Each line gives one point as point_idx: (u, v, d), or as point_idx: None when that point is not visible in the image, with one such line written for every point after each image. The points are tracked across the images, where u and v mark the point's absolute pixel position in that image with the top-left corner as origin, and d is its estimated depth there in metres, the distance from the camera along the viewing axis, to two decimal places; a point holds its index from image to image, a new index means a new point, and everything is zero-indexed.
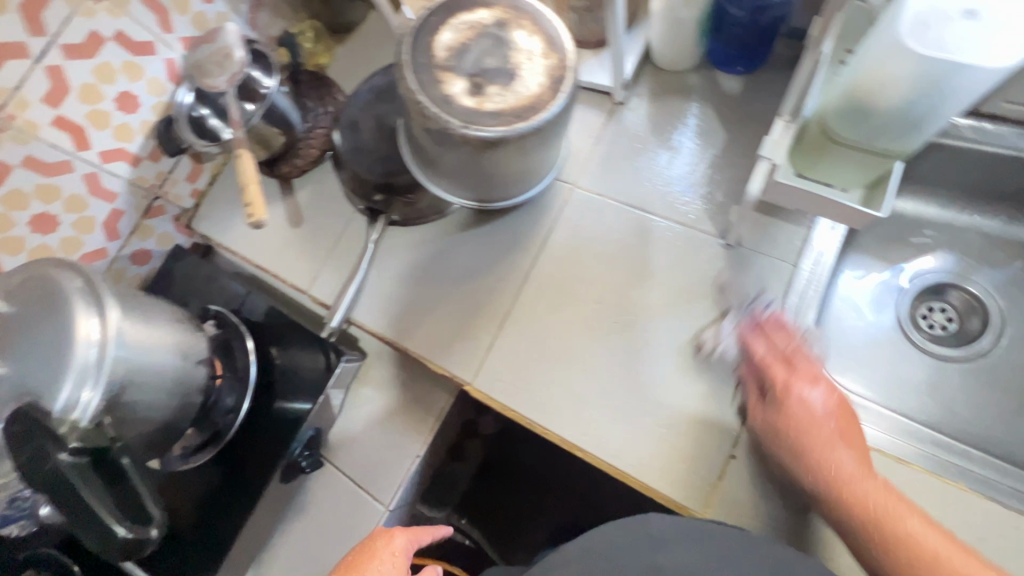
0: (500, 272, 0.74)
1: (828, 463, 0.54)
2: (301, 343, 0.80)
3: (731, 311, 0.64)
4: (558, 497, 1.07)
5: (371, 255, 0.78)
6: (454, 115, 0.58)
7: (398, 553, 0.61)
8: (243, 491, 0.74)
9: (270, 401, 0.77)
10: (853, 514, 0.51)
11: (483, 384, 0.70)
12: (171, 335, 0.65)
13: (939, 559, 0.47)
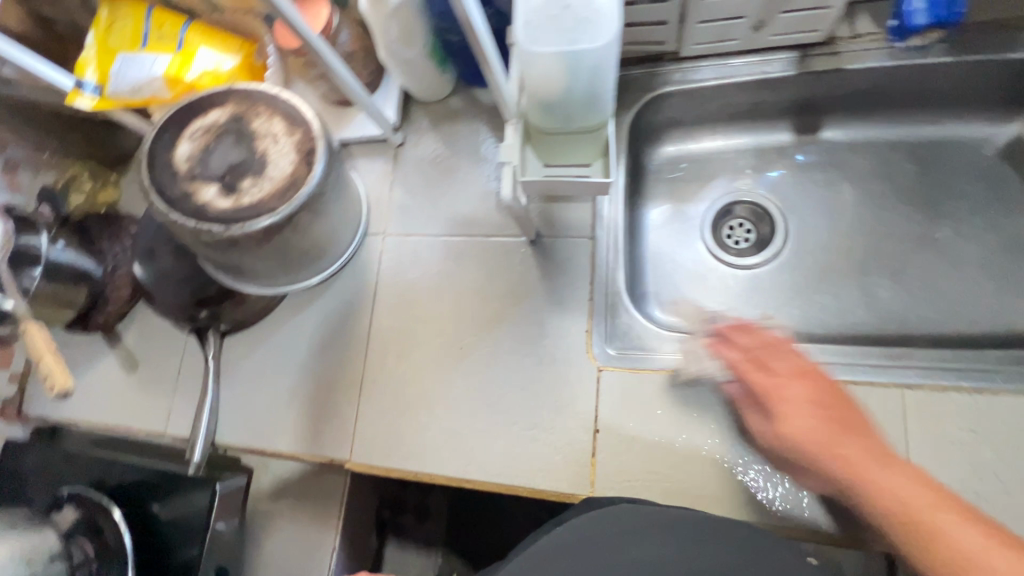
0: (344, 343, 0.73)
1: (837, 450, 0.52)
2: (172, 487, 0.73)
3: (554, 297, 0.67)
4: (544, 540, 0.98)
5: (213, 373, 0.75)
6: (214, 219, 0.58)
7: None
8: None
9: (156, 562, 0.71)
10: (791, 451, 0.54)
11: (361, 455, 0.69)
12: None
13: (974, 562, 0.41)
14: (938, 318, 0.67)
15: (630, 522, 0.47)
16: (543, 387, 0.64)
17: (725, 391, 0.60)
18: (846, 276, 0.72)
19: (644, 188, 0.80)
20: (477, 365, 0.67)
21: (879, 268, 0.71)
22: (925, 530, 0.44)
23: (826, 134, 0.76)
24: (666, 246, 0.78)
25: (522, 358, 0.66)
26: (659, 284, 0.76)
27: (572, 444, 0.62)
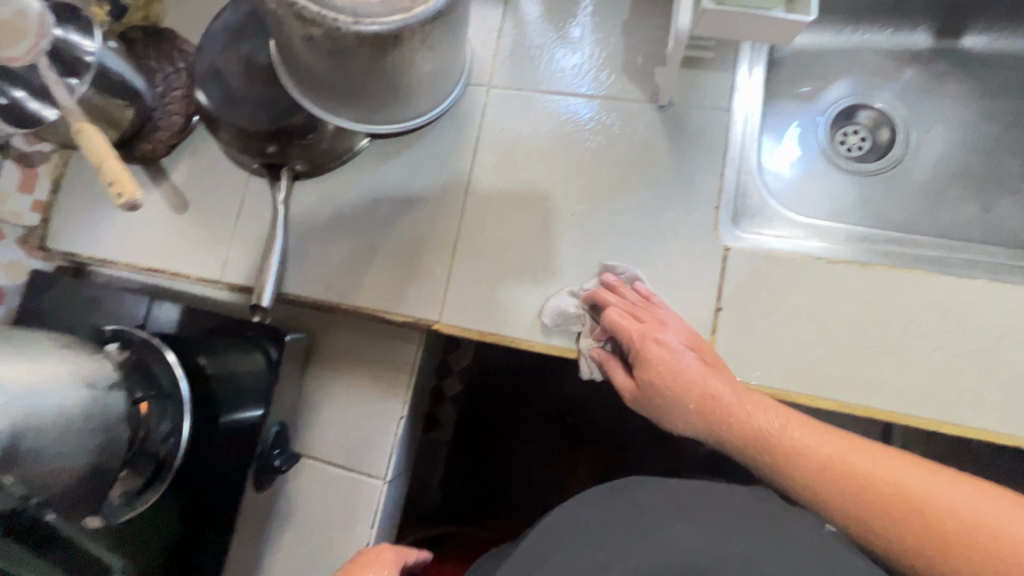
0: (437, 200, 0.67)
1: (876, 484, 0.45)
2: (229, 340, 0.68)
3: (682, 170, 0.62)
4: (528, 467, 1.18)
5: (285, 217, 0.68)
6: (339, 11, 0.49)
7: (388, 564, 0.61)
8: (216, 528, 0.63)
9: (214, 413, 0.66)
10: (800, 442, 0.49)
11: (452, 317, 0.64)
12: (54, 365, 0.52)
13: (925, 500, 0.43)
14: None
15: (616, 503, 0.49)
16: (662, 262, 0.61)
17: (862, 277, 0.57)
18: (967, 192, 0.70)
19: (767, 77, 0.74)
20: (589, 235, 0.63)
21: (1005, 186, 0.69)
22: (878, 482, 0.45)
23: (967, 43, 0.72)
24: (779, 143, 0.74)
25: (640, 232, 0.62)
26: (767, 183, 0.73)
27: (689, 320, 0.59)
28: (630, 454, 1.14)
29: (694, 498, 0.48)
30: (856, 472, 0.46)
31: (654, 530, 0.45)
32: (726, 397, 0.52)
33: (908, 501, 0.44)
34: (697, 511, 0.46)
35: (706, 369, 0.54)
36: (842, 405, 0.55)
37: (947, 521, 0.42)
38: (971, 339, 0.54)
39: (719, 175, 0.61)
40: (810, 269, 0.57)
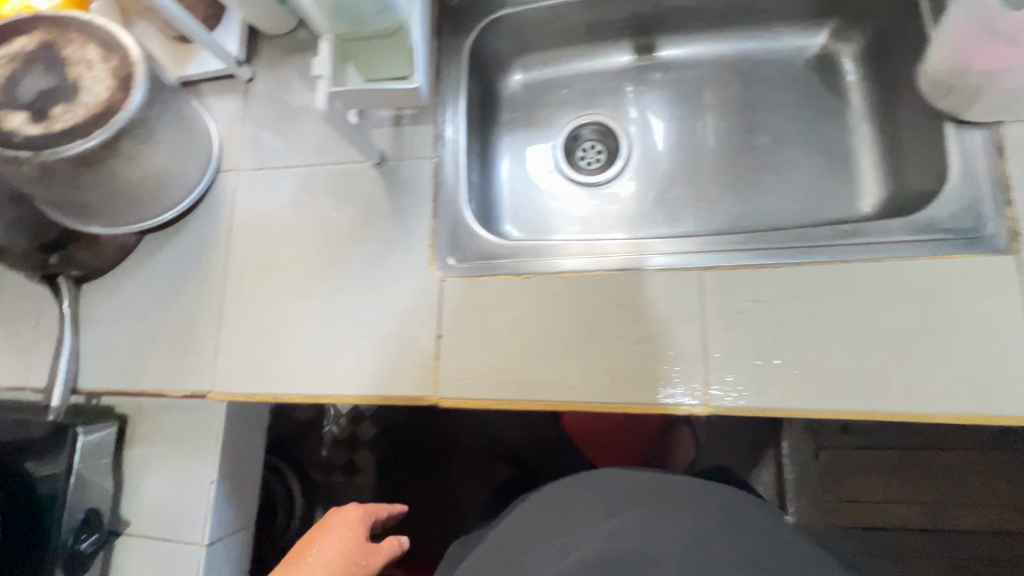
0: (202, 279, 0.73)
1: None
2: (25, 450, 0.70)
3: (399, 217, 0.70)
4: (450, 497, 1.38)
5: (71, 320, 0.75)
6: (23, 142, 0.57)
7: (354, 523, 0.69)
8: None
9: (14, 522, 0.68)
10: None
11: (222, 384, 0.70)
12: None
13: None
14: (759, 216, 0.75)
15: (610, 487, 0.63)
16: (391, 303, 0.67)
17: (553, 283, 0.64)
18: (681, 186, 0.78)
19: (498, 116, 0.83)
20: (331, 288, 0.70)
21: (712, 174, 0.77)
22: None
23: (662, 54, 0.81)
24: (522, 174, 0.82)
25: (370, 277, 0.69)
26: (519, 207, 0.81)
27: (414, 349, 0.65)
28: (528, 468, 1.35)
29: (638, 493, 0.62)
30: None
31: (590, 521, 0.59)
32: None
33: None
34: (644, 502, 0.60)
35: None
36: (542, 403, 0.61)
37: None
38: (641, 325, 0.61)
39: (431, 217, 0.69)
40: (511, 284, 0.65)
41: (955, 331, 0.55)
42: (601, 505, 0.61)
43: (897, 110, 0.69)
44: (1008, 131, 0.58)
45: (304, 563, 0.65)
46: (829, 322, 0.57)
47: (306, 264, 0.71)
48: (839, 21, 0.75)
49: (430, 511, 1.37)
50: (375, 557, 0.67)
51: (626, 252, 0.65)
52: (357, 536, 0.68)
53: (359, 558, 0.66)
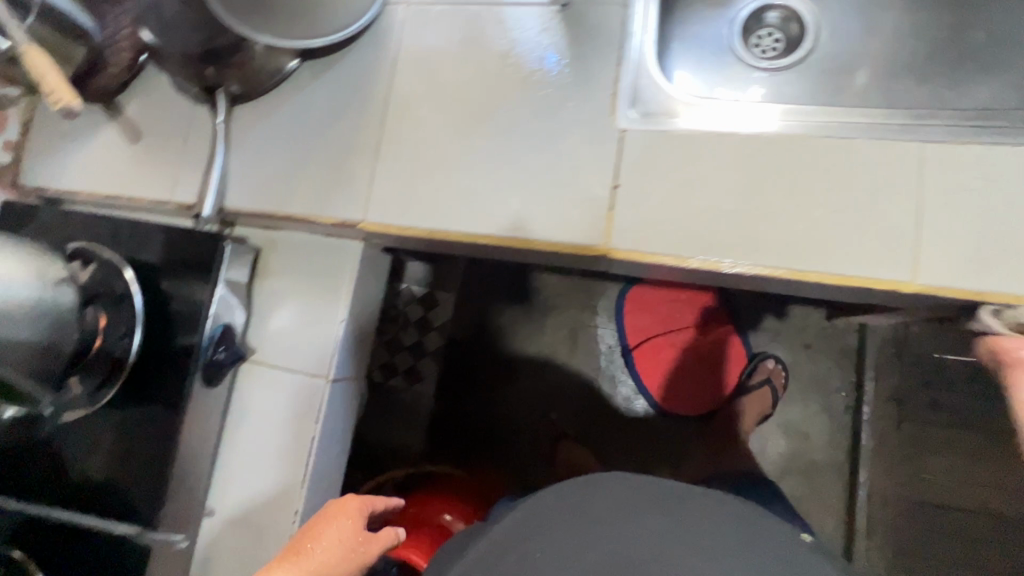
0: (360, 110, 0.71)
1: None
2: (178, 266, 0.72)
3: (580, 64, 0.66)
4: (514, 416, 1.42)
5: (224, 137, 0.74)
6: None
7: (352, 512, 0.68)
8: (157, 421, 0.69)
9: (170, 329, 0.71)
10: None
11: (375, 214, 0.68)
12: (19, 262, 0.59)
13: None
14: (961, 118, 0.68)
15: (615, 494, 0.55)
16: (564, 150, 0.64)
17: (748, 143, 0.59)
18: (873, 81, 0.72)
19: None
20: (497, 130, 0.67)
21: (913, 69, 0.71)
22: None
23: None
24: (694, 49, 0.76)
25: (542, 123, 0.65)
26: (687, 85, 0.79)
27: (586, 197, 0.62)
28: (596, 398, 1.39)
29: (646, 492, 0.55)
30: None
31: (607, 520, 0.53)
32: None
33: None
34: (654, 509, 0.53)
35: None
36: (720, 265, 0.58)
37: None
38: (849, 196, 0.56)
39: (616, 68, 0.65)
40: (700, 143, 0.61)
41: None
42: (595, 519, 0.53)
43: None
44: None
45: (306, 548, 0.64)
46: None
47: (472, 102, 0.68)
48: None
49: (494, 425, 1.43)
50: (373, 546, 0.68)
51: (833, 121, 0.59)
52: (356, 524, 0.68)
53: (356, 544, 0.67)
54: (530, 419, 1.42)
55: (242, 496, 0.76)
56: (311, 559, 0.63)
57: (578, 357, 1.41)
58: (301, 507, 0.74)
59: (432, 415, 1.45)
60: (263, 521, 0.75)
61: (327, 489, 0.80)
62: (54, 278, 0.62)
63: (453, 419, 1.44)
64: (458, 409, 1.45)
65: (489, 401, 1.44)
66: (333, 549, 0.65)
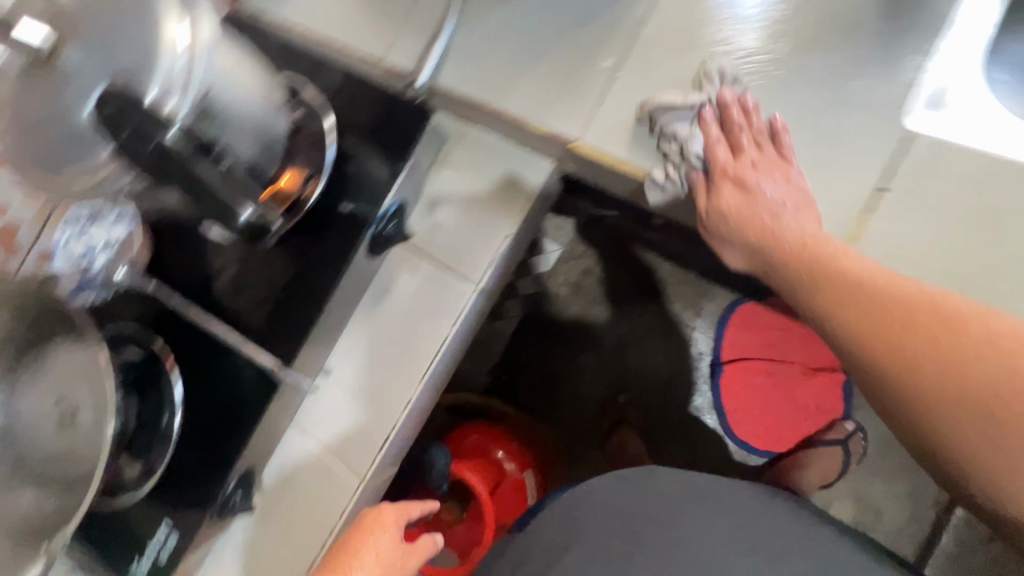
0: (612, 20, 0.65)
1: (872, 299, 0.44)
2: (374, 129, 0.70)
3: (890, 38, 0.56)
4: (586, 384, 1.35)
5: (460, 11, 0.70)
6: None
7: (389, 524, 0.66)
8: (315, 271, 0.69)
9: (350, 187, 0.69)
10: (738, 246, 0.57)
11: (593, 138, 0.64)
12: (257, 74, 0.59)
13: (898, 304, 0.42)
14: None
15: (660, 492, 0.60)
16: (834, 133, 0.57)
17: None
18: None
19: None
20: (760, 88, 0.60)
21: None
22: (889, 301, 0.43)
23: None
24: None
25: (819, 95, 0.58)
26: None
27: (837, 192, 0.56)
28: (677, 398, 1.32)
29: (704, 494, 0.60)
30: (879, 299, 0.43)
31: (661, 521, 0.58)
32: (725, 202, 0.57)
33: (912, 339, 0.41)
34: (715, 512, 0.58)
35: (711, 181, 0.59)
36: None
37: (891, 310, 0.42)
38: None
39: (928, 58, 0.56)
40: (1006, 173, 0.52)
41: None
42: (645, 516, 0.59)
43: None
44: None
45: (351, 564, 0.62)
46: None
47: (743, 49, 0.61)
48: None
49: (563, 387, 1.36)
50: (416, 556, 0.65)
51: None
52: (393, 538, 0.65)
53: (395, 556, 0.64)
54: (602, 395, 1.34)
55: (361, 368, 0.77)
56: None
57: (675, 351, 1.32)
58: (414, 399, 0.75)
59: (503, 354, 1.39)
60: (375, 399, 0.76)
61: (433, 390, 0.80)
62: (279, 105, 0.63)
63: (523, 367, 1.38)
64: (531, 359, 1.38)
65: (565, 362, 1.36)
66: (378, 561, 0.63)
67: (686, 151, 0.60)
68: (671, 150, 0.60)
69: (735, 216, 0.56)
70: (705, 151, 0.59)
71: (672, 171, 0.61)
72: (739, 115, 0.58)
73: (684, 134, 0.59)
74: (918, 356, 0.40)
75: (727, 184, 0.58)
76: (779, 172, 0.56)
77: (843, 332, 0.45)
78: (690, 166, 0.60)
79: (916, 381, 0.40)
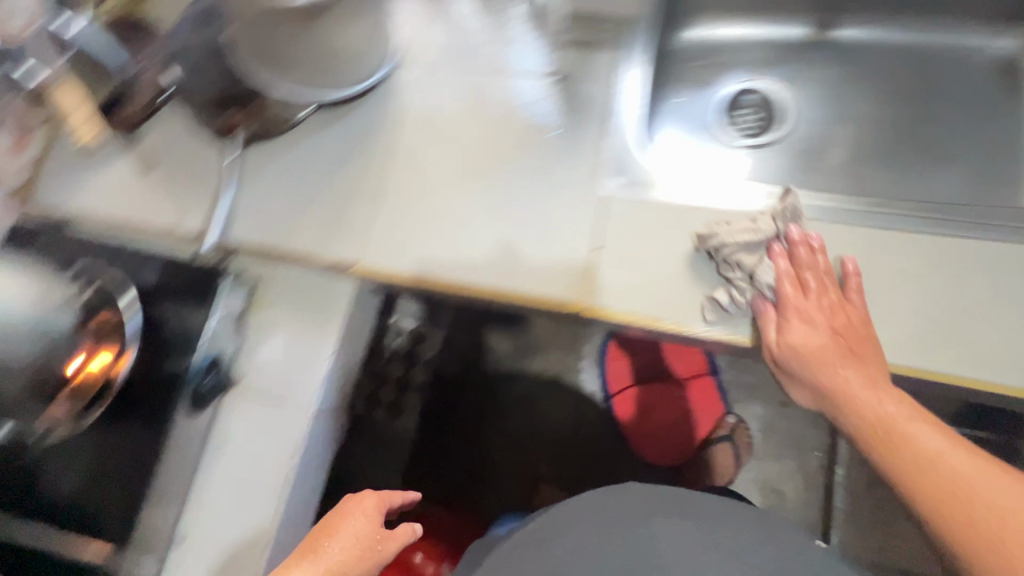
0: (363, 159, 0.76)
1: (862, 408, 0.59)
2: (175, 294, 0.76)
3: (570, 131, 0.72)
4: (497, 455, 1.38)
5: (238, 175, 0.79)
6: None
7: (370, 509, 0.67)
8: (138, 443, 0.72)
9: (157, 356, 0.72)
10: (805, 383, 0.63)
11: (369, 257, 0.72)
12: (38, 286, 0.72)
13: (928, 465, 0.54)
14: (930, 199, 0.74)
15: (631, 499, 0.63)
16: (555, 215, 0.69)
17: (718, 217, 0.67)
18: (845, 164, 0.78)
19: (664, 69, 0.84)
20: (491, 186, 0.71)
21: (878, 156, 0.77)
22: (882, 422, 0.57)
23: (838, 33, 0.82)
24: (681, 124, 0.83)
25: (533, 184, 0.71)
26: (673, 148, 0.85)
27: (566, 257, 0.67)
28: (583, 442, 1.37)
29: (669, 500, 0.64)
30: (907, 449, 0.55)
31: (640, 523, 0.61)
32: (794, 338, 0.62)
33: (961, 489, 0.52)
34: (679, 514, 0.62)
35: (780, 312, 0.63)
36: (916, 372, 0.61)
37: (930, 462, 0.54)
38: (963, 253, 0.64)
39: (601, 139, 0.71)
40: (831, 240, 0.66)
41: None
42: (625, 521, 0.62)
43: None
44: None
45: (323, 545, 0.63)
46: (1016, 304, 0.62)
47: (469, 159, 0.73)
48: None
49: (478, 465, 1.38)
50: (389, 543, 0.66)
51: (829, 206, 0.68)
52: (372, 522, 0.66)
53: (373, 542, 0.65)
54: (514, 461, 1.37)
55: (208, 531, 0.74)
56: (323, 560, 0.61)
57: (566, 399, 1.39)
58: (271, 543, 0.73)
59: (410, 450, 1.39)
60: (229, 558, 0.73)
61: (297, 523, 0.80)
62: (68, 300, 0.72)
63: (434, 457, 1.39)
64: (440, 446, 1.39)
65: (473, 440, 1.39)
66: (350, 546, 0.63)
67: (755, 279, 0.63)
68: (736, 274, 0.64)
69: (782, 350, 0.63)
70: (775, 284, 0.63)
71: (735, 295, 0.63)
72: (802, 246, 0.64)
73: (755, 259, 0.64)
74: (959, 527, 0.50)
75: (795, 319, 0.63)
76: (846, 310, 0.62)
77: (891, 471, 0.56)
78: (757, 293, 0.64)
79: (954, 521, 0.51)
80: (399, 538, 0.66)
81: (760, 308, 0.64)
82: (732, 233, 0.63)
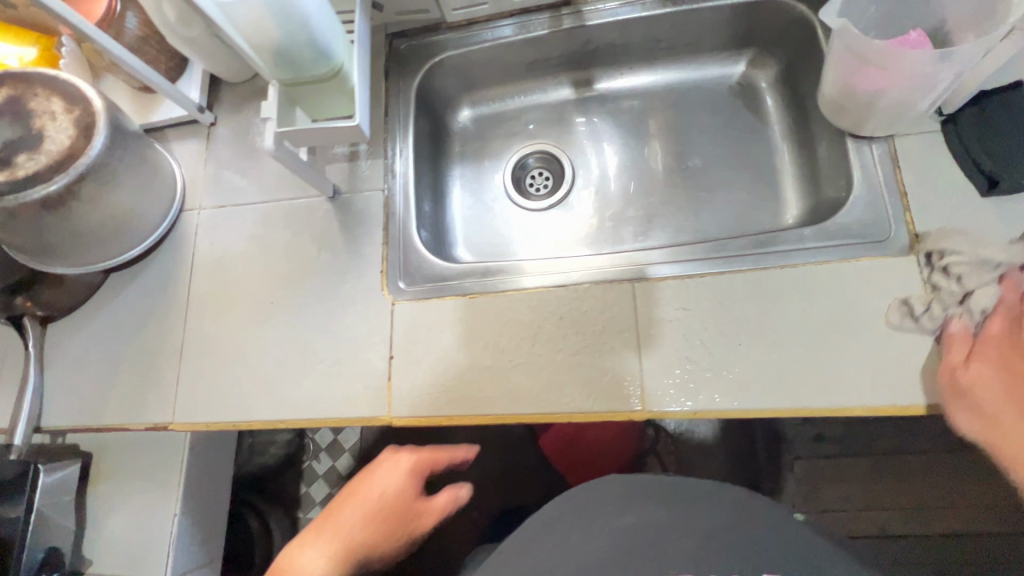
0: (164, 314, 0.76)
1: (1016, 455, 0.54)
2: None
3: (352, 245, 0.74)
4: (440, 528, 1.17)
5: (37, 360, 0.76)
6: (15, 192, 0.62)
7: (405, 472, 0.69)
8: None
9: None
10: (977, 407, 0.55)
11: (183, 413, 0.72)
12: None
13: None
14: (705, 227, 0.79)
15: (613, 492, 0.60)
16: (348, 331, 0.71)
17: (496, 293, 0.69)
18: (627, 208, 0.83)
19: (450, 152, 0.89)
20: (287, 315, 0.73)
21: (654, 193, 0.83)
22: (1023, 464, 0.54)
23: (599, 86, 0.88)
24: (473, 199, 0.87)
25: (326, 305, 0.73)
26: (472, 218, 0.87)
27: (364, 373, 0.69)
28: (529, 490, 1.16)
29: (654, 493, 0.60)
30: None
31: (619, 520, 0.58)
32: (981, 374, 0.55)
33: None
34: (662, 504, 0.59)
35: (971, 355, 0.56)
36: None
37: None
38: None
39: (382, 246, 0.74)
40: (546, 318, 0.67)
41: (856, 321, 0.60)
42: (609, 513, 0.59)
43: (811, 124, 0.75)
44: (897, 144, 0.63)
45: (342, 514, 0.66)
46: (772, 322, 0.62)
47: (263, 294, 0.74)
48: (754, 51, 0.82)
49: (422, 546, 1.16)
50: (428, 515, 0.68)
51: (583, 270, 0.68)
52: (409, 484, 0.68)
53: (409, 512, 0.67)
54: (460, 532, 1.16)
55: None
56: (342, 526, 0.64)
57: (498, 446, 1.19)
58: None
59: None
60: None
61: None
62: None
63: None
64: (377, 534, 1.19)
65: None
66: (373, 511, 0.66)
67: (968, 298, 0.57)
68: (946, 287, 0.57)
69: (968, 384, 0.55)
70: (988, 315, 0.57)
71: (934, 311, 0.57)
72: (1019, 298, 0.57)
73: (981, 280, 0.57)
74: None
75: (985, 356, 0.56)
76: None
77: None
78: (963, 313, 0.57)
79: None
80: (436, 506, 0.68)
81: (954, 344, 0.56)
82: (967, 243, 0.56)
